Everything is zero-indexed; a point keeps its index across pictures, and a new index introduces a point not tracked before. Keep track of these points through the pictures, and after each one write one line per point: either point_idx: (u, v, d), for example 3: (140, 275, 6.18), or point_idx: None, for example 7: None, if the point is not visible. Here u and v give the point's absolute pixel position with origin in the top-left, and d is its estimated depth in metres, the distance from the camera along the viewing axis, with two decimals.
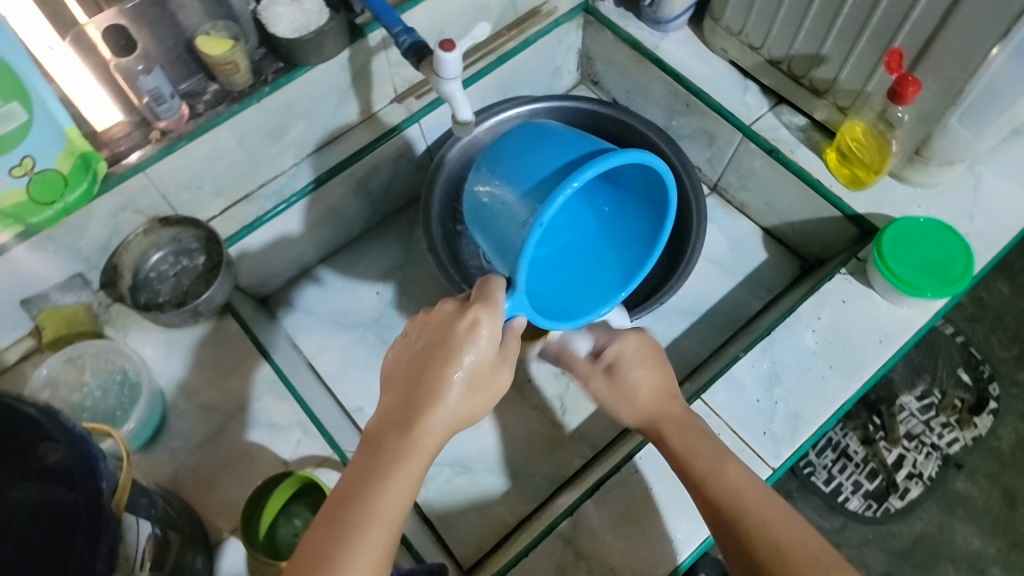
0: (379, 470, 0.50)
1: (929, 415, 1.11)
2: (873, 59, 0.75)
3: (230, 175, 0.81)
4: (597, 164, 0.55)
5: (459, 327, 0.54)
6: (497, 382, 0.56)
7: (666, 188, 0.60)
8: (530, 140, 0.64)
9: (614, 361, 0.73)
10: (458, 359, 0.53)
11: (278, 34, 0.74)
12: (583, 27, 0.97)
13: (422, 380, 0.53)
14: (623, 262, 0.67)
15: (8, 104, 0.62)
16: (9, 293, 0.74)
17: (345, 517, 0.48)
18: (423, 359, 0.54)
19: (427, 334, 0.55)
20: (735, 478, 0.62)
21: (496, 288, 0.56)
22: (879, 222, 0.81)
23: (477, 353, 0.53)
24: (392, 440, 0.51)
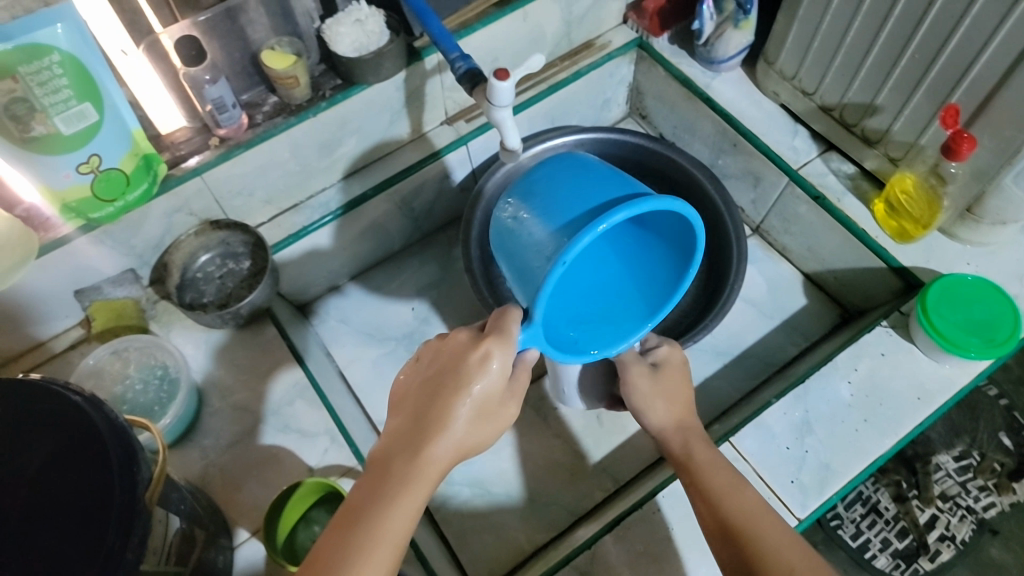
0: (386, 492, 0.51)
1: (966, 477, 1.07)
2: (928, 113, 0.74)
3: (282, 184, 0.84)
4: (627, 208, 0.55)
5: (470, 358, 0.55)
6: (504, 414, 0.58)
7: (694, 233, 0.60)
8: (562, 174, 0.64)
9: (634, 391, 0.73)
10: (468, 389, 0.55)
11: (339, 52, 0.76)
12: (635, 62, 0.98)
13: (431, 406, 0.54)
14: (644, 301, 0.66)
15: (82, 104, 0.65)
16: (65, 283, 0.77)
17: (351, 535, 0.49)
18: (434, 387, 0.55)
19: (437, 364, 0.57)
20: (748, 506, 0.61)
21: (512, 319, 0.57)
22: (924, 276, 0.80)
23: (487, 383, 0.55)
24: (399, 462, 0.52)
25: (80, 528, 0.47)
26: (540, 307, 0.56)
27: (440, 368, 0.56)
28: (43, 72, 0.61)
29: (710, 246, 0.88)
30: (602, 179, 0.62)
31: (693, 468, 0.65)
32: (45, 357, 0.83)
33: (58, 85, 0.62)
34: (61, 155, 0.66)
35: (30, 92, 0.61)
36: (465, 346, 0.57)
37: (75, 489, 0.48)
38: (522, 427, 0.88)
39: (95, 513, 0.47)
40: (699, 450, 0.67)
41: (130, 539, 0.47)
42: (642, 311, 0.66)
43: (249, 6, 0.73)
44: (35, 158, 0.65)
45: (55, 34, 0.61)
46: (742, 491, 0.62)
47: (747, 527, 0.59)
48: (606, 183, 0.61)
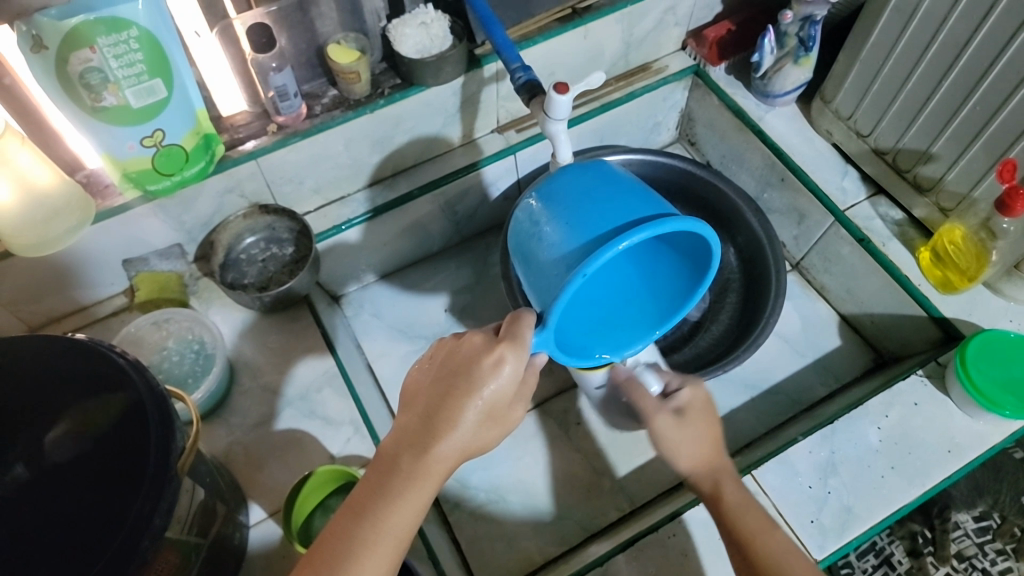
0: (390, 489, 0.51)
1: (984, 539, 1.03)
2: (984, 165, 0.74)
3: (333, 176, 0.86)
4: (649, 227, 0.55)
5: (483, 363, 0.54)
6: (510, 417, 0.57)
7: (711, 254, 0.61)
8: (583, 177, 0.63)
9: (671, 418, 0.69)
10: (478, 393, 0.53)
11: (402, 53, 0.77)
12: (690, 89, 0.99)
13: (439, 408, 0.53)
14: (651, 311, 0.67)
15: (153, 80, 0.67)
16: (115, 250, 0.79)
17: (355, 530, 0.50)
18: (445, 386, 0.54)
19: (449, 363, 0.55)
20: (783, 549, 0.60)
21: (527, 324, 0.56)
22: (966, 329, 0.79)
23: (498, 388, 0.53)
24: (405, 461, 0.52)
25: (114, 490, 0.47)
26: (555, 314, 0.57)
27: (453, 370, 0.54)
28: (120, 45, 0.63)
29: (751, 276, 0.88)
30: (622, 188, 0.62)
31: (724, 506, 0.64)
32: (88, 320, 0.85)
33: (132, 58, 0.64)
34: (126, 127, 0.68)
35: (106, 63, 0.63)
36: (478, 348, 0.55)
37: (113, 451, 0.49)
38: (542, 438, 0.88)
39: (129, 476, 0.48)
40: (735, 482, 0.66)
41: (159, 506, 0.47)
42: (648, 321, 0.67)
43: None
44: (102, 127, 0.67)
45: (135, 10, 0.63)
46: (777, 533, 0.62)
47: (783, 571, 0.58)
48: (628, 194, 0.61)
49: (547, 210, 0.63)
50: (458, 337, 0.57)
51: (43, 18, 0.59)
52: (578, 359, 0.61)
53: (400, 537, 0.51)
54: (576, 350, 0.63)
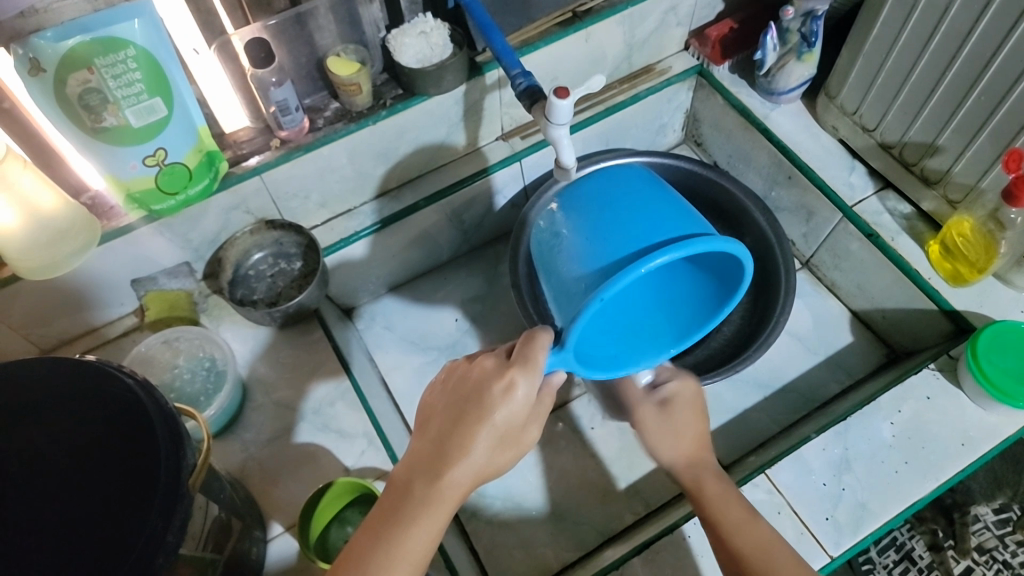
0: (404, 515, 0.51)
1: (1005, 531, 1.01)
2: (990, 156, 0.73)
3: (338, 190, 0.85)
4: (676, 249, 0.56)
5: (494, 387, 0.54)
6: (523, 440, 0.56)
7: (741, 270, 0.61)
8: (611, 191, 0.63)
9: (686, 411, 0.72)
10: (491, 417, 0.53)
11: (403, 63, 0.77)
12: (694, 89, 0.98)
13: (451, 432, 0.53)
14: (676, 322, 0.68)
15: (153, 99, 0.67)
16: (124, 271, 0.80)
17: (370, 554, 0.50)
18: (457, 411, 0.54)
19: (462, 388, 0.55)
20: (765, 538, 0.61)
21: (540, 345, 0.56)
22: (977, 321, 0.78)
23: (510, 412, 0.54)
24: (418, 487, 0.52)
25: (129, 513, 0.47)
26: (573, 333, 0.57)
27: (464, 395, 0.55)
28: (118, 65, 0.63)
29: (760, 276, 0.87)
30: (649, 201, 0.62)
31: (708, 499, 0.65)
32: (99, 341, 0.85)
33: (131, 78, 0.64)
34: (129, 147, 0.68)
35: (104, 83, 0.63)
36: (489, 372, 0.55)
37: (127, 474, 0.49)
38: (556, 444, 0.88)
39: (143, 499, 0.48)
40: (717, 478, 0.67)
41: (172, 522, 0.48)
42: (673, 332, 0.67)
43: (319, 12, 0.74)
44: (105, 148, 0.67)
45: (132, 29, 0.62)
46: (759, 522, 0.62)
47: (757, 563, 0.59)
48: (657, 212, 0.61)
49: (572, 223, 0.63)
50: (470, 360, 0.58)
51: (40, 41, 0.59)
52: (600, 370, 0.62)
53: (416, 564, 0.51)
54: (600, 361, 0.63)
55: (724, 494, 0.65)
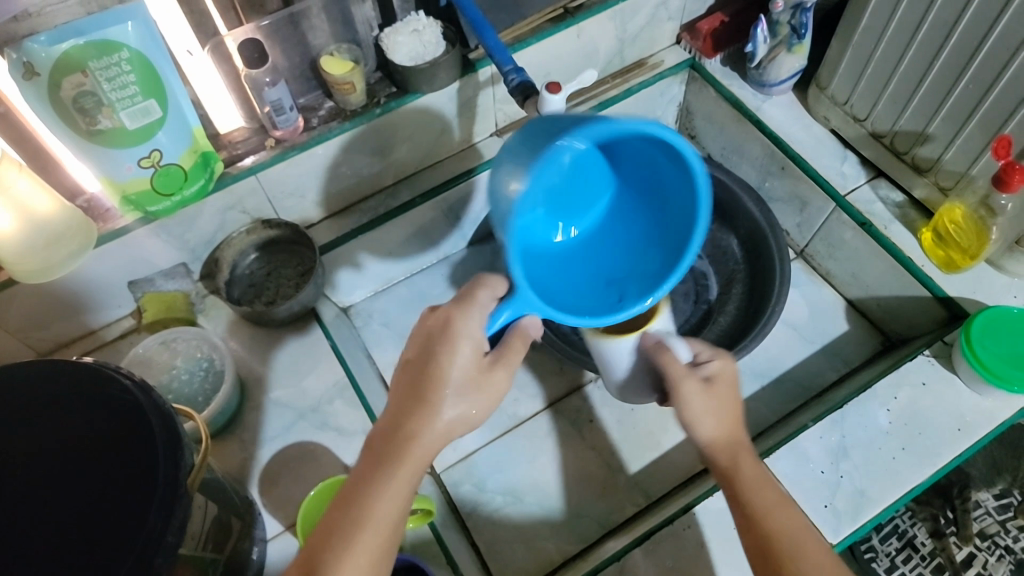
0: (375, 474, 0.53)
1: (1006, 517, 1.02)
2: (979, 143, 0.74)
3: (333, 187, 0.86)
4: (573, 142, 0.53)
5: (452, 340, 0.55)
6: (494, 391, 0.57)
7: (693, 174, 0.55)
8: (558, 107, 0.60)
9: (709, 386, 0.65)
10: (449, 370, 0.54)
11: (396, 61, 0.78)
12: (686, 83, 0.99)
13: (418, 390, 0.54)
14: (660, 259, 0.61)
15: (147, 100, 0.67)
16: (120, 273, 0.80)
17: (343, 516, 0.51)
18: (422, 368, 0.55)
19: (424, 346, 0.56)
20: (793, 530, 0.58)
21: (483, 296, 0.56)
22: (970, 307, 0.79)
23: (465, 362, 0.55)
24: (387, 444, 0.53)
25: (131, 514, 0.47)
26: (518, 266, 0.55)
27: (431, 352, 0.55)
28: (112, 68, 0.63)
29: (755, 268, 0.88)
30: (592, 135, 0.52)
31: (742, 482, 0.62)
32: (97, 343, 0.85)
33: (125, 81, 0.64)
34: (124, 149, 0.68)
35: (99, 86, 0.63)
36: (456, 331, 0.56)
37: (127, 476, 0.49)
38: (555, 437, 0.88)
39: (142, 495, 0.48)
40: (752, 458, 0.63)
41: (171, 522, 0.48)
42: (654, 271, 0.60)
43: (311, 12, 0.75)
44: (100, 151, 0.67)
45: (126, 32, 0.63)
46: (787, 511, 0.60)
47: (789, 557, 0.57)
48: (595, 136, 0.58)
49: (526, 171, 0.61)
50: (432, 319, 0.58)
51: (33, 45, 0.59)
52: (573, 317, 0.57)
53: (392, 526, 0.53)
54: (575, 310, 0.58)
55: (757, 478, 0.62)
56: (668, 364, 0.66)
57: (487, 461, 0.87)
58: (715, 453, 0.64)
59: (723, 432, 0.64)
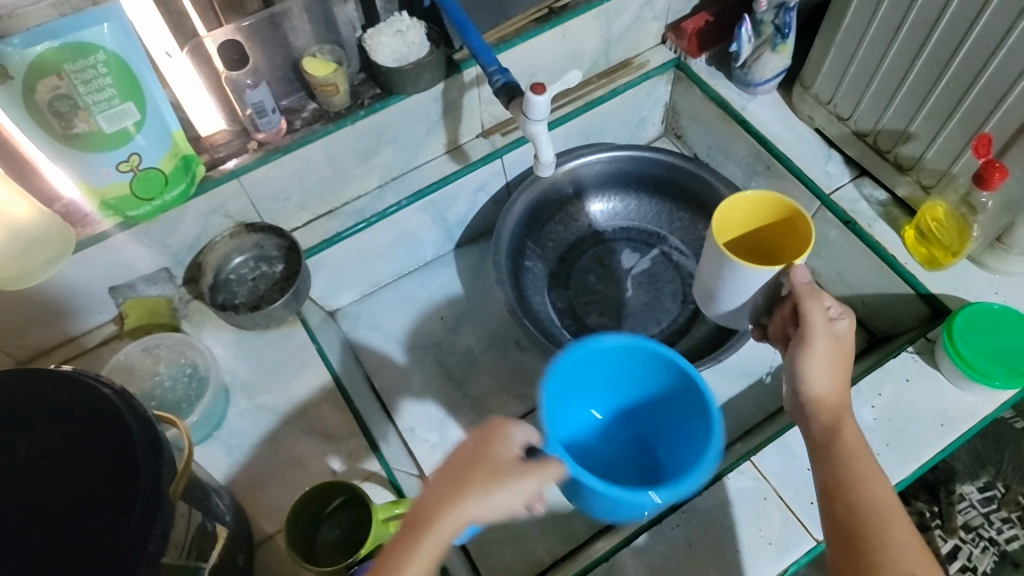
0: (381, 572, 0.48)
1: (991, 509, 1.04)
2: (960, 142, 0.75)
3: (317, 189, 0.85)
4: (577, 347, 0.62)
5: (492, 456, 0.50)
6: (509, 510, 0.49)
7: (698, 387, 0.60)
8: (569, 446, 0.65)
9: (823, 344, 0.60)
10: (481, 481, 0.49)
11: (380, 62, 0.77)
12: (672, 83, 0.99)
13: (495, 473, 0.49)
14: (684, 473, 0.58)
15: (125, 103, 0.66)
16: (100, 279, 0.78)
17: None
18: (467, 467, 0.50)
19: (479, 446, 0.51)
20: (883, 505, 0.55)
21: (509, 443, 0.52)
22: (952, 304, 0.80)
23: (498, 484, 0.49)
24: (403, 545, 0.48)
25: (111, 523, 0.47)
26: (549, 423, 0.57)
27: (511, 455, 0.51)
28: (88, 70, 0.62)
29: None
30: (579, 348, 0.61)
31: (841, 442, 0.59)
32: (77, 351, 0.83)
33: (102, 83, 0.63)
34: (102, 153, 0.67)
35: (75, 89, 0.62)
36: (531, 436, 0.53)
37: (108, 485, 0.48)
38: None
39: (124, 506, 0.47)
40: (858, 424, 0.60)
41: (153, 532, 0.47)
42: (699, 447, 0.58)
43: (293, 13, 0.74)
44: (78, 155, 0.66)
45: (102, 33, 0.62)
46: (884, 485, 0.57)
47: (872, 531, 0.54)
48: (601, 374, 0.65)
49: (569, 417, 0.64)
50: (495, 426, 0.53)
51: (7, 48, 0.58)
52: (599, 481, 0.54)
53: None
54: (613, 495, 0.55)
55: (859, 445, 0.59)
56: (812, 311, 0.59)
57: None
58: (819, 411, 0.61)
59: (832, 391, 0.60)
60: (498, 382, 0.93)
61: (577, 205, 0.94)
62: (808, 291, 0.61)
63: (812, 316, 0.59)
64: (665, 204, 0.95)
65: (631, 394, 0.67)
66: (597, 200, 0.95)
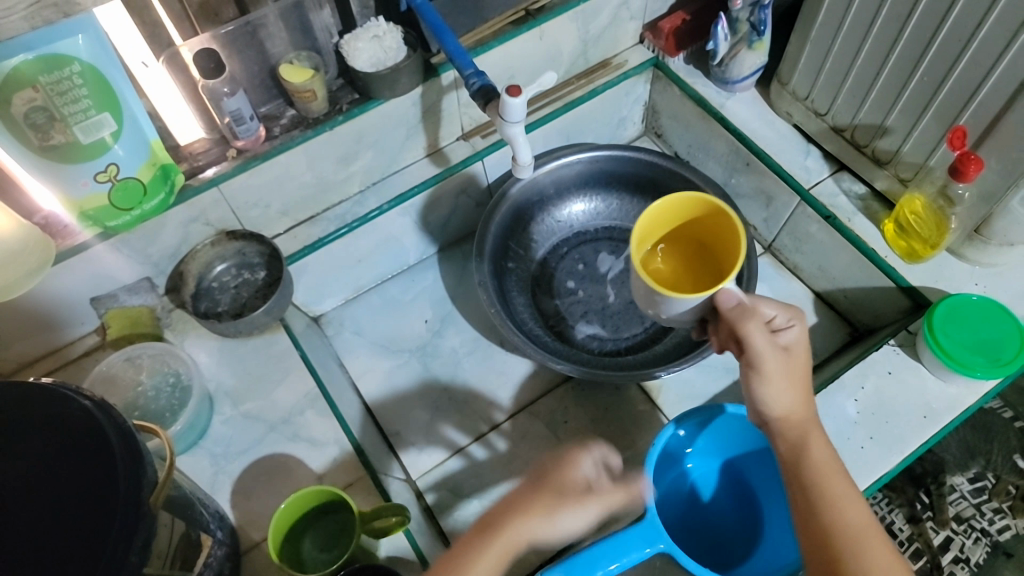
0: None
1: (981, 500, 1.04)
2: (936, 134, 0.75)
3: (298, 196, 0.85)
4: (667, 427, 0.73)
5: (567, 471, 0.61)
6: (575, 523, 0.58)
7: None
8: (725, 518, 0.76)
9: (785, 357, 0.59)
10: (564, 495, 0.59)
11: (357, 67, 0.77)
12: (650, 82, 0.99)
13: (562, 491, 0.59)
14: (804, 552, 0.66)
15: (101, 114, 0.66)
16: (81, 290, 0.78)
17: None
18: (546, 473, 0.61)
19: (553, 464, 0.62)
20: (859, 528, 0.55)
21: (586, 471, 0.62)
22: (932, 295, 0.80)
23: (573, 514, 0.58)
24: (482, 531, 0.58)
25: (89, 535, 0.46)
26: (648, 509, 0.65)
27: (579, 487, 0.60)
28: (64, 82, 0.62)
29: None
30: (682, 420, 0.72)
31: (810, 464, 0.59)
32: (60, 363, 0.83)
33: (77, 94, 0.63)
34: (78, 164, 0.67)
35: (50, 101, 0.62)
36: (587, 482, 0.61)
37: (86, 496, 0.48)
38: (531, 440, 0.88)
39: (104, 517, 0.47)
40: (825, 440, 0.60)
41: (134, 542, 0.47)
42: None
43: (268, 20, 0.74)
44: (55, 167, 0.66)
45: (77, 44, 0.62)
46: (858, 506, 0.57)
47: (847, 557, 0.54)
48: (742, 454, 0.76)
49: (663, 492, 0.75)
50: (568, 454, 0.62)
51: None
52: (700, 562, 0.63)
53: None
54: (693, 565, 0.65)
55: (826, 462, 0.59)
56: (753, 333, 0.57)
57: (461, 464, 0.87)
58: (784, 429, 0.61)
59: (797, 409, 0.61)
60: (484, 384, 0.93)
61: (559, 206, 0.94)
62: (738, 313, 0.58)
63: (752, 340, 0.58)
64: (647, 203, 0.95)
65: (723, 479, 0.78)
66: (578, 201, 0.95)
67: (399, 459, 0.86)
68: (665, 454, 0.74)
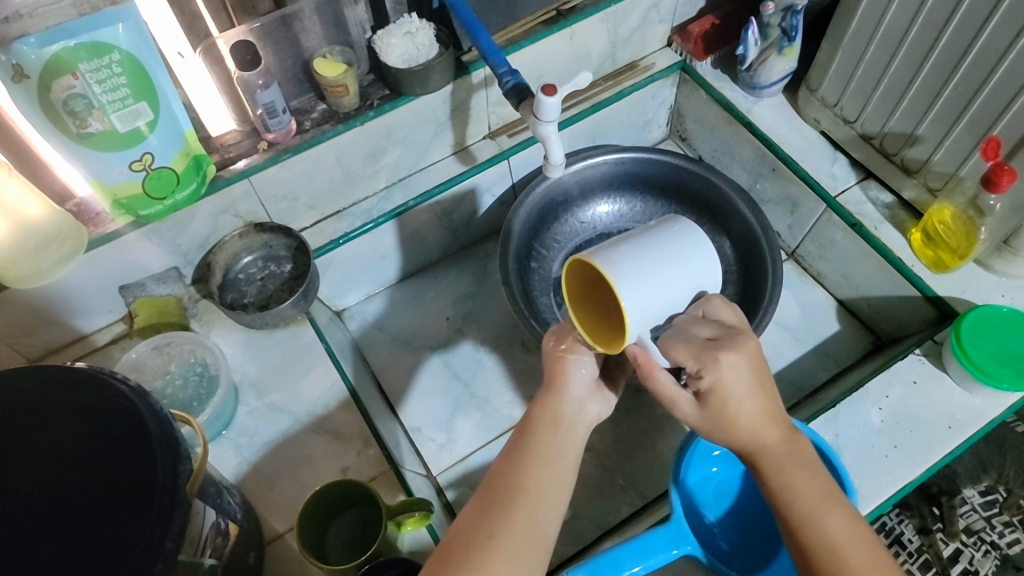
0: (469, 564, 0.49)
1: (992, 513, 1.03)
2: (969, 144, 0.75)
3: (326, 190, 0.85)
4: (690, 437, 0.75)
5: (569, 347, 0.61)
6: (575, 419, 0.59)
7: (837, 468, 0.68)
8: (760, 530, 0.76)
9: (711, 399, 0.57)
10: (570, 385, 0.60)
11: (389, 63, 0.78)
12: (677, 85, 0.99)
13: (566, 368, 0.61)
14: None
15: (138, 103, 0.66)
16: (111, 277, 0.79)
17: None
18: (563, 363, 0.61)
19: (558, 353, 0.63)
20: (839, 538, 0.54)
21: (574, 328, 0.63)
22: (959, 306, 0.80)
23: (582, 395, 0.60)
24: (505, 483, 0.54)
25: (127, 521, 0.47)
26: (676, 507, 0.67)
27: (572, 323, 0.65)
28: (103, 70, 0.63)
29: (748, 266, 0.88)
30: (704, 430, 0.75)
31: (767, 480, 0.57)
32: (87, 349, 0.84)
33: (116, 83, 0.64)
34: (114, 153, 0.68)
35: (89, 89, 0.62)
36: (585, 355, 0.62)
37: (122, 482, 0.48)
38: None
39: (140, 502, 0.48)
40: (779, 455, 0.57)
41: (170, 528, 0.47)
42: None
43: (304, 14, 0.75)
44: (90, 154, 0.67)
45: (117, 33, 0.62)
46: (832, 514, 0.55)
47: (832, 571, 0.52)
48: None
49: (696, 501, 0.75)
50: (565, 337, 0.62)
51: (23, 47, 0.58)
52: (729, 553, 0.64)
53: (540, 536, 0.52)
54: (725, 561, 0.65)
55: (786, 477, 0.56)
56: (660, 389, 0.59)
57: (482, 461, 0.87)
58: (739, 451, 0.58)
59: (758, 430, 0.57)
60: (505, 382, 0.93)
61: (582, 206, 0.95)
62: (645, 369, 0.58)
63: (661, 388, 0.59)
64: (671, 206, 0.95)
65: (743, 490, 0.78)
66: (603, 202, 0.95)
67: (419, 455, 0.86)
68: (688, 464, 0.75)
